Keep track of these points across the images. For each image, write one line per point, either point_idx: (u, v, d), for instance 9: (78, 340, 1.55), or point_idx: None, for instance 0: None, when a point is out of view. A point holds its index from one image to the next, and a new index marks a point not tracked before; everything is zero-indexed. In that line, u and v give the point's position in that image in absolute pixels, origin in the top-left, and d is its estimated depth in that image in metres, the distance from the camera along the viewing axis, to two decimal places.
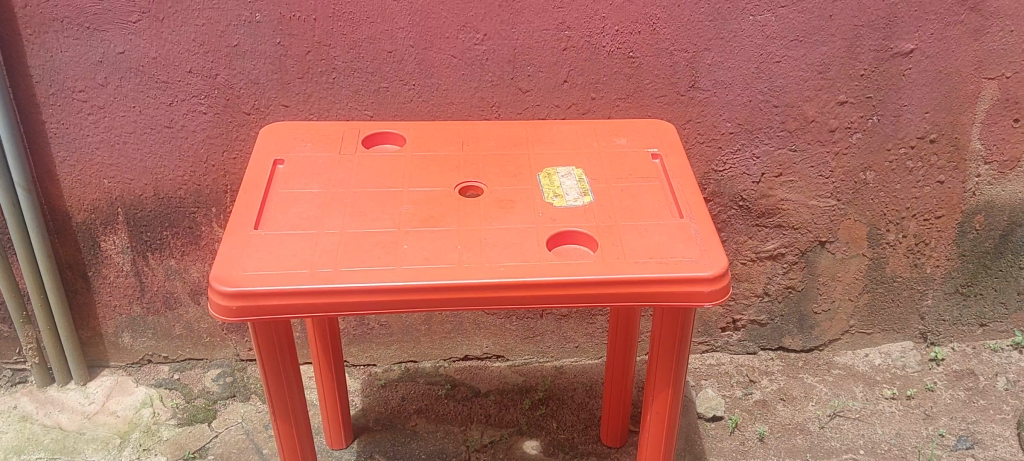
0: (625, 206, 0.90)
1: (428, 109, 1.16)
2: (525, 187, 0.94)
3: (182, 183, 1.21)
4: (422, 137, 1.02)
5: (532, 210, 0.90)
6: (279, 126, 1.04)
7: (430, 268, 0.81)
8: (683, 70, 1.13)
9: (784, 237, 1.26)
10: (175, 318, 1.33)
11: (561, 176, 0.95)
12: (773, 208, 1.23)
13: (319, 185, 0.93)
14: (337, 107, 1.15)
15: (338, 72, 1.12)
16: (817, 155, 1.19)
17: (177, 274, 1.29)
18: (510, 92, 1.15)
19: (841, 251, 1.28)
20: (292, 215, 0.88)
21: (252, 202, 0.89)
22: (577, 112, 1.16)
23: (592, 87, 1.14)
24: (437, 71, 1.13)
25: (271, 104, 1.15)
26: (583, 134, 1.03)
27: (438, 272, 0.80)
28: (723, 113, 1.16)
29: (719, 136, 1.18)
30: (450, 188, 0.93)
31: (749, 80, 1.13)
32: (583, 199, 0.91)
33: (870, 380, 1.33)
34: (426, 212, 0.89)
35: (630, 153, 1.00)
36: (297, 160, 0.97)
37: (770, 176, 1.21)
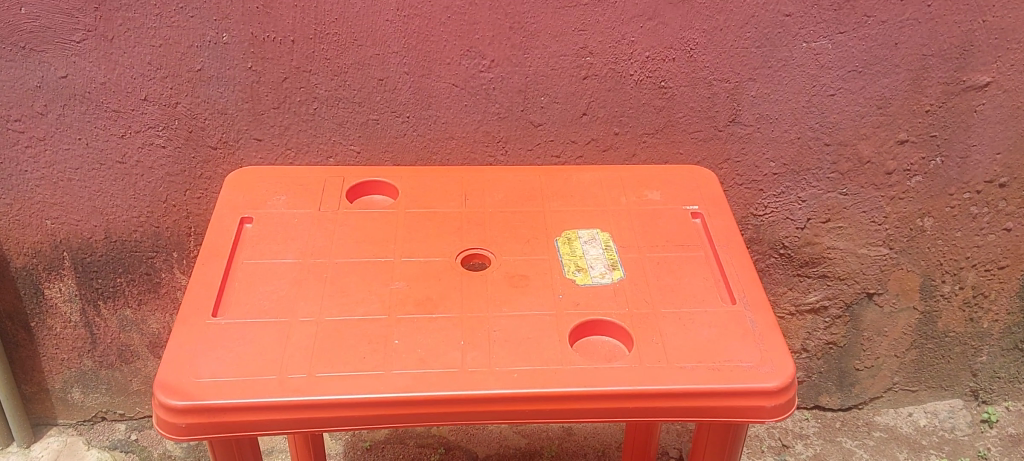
0: (664, 285, 0.75)
1: (425, 144, 0.99)
2: (542, 257, 0.78)
3: (137, 225, 1.04)
4: (417, 188, 0.86)
5: (550, 291, 0.74)
6: (249, 170, 0.88)
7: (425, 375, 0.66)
8: (723, 103, 0.97)
9: (828, 289, 1.11)
10: (131, 372, 1.17)
11: (583, 241, 0.79)
12: (817, 257, 1.08)
13: (294, 253, 0.78)
14: (318, 140, 0.99)
15: (321, 101, 0.96)
16: (869, 198, 1.04)
17: (133, 325, 1.13)
18: (520, 126, 0.98)
19: (890, 303, 1.12)
20: (260, 296, 0.73)
21: (212, 278, 0.74)
22: (598, 149, 1.00)
23: (615, 121, 0.98)
24: (436, 101, 0.96)
25: (242, 137, 0.98)
26: (608, 183, 0.87)
27: (435, 381, 0.66)
28: (766, 151, 1.00)
29: (761, 177, 1.02)
30: (450, 259, 0.77)
31: (798, 115, 0.98)
32: (611, 274, 0.76)
33: (916, 444, 1.18)
34: (421, 293, 0.74)
35: (665, 211, 0.83)
36: (268, 219, 0.82)
37: (816, 222, 1.05)
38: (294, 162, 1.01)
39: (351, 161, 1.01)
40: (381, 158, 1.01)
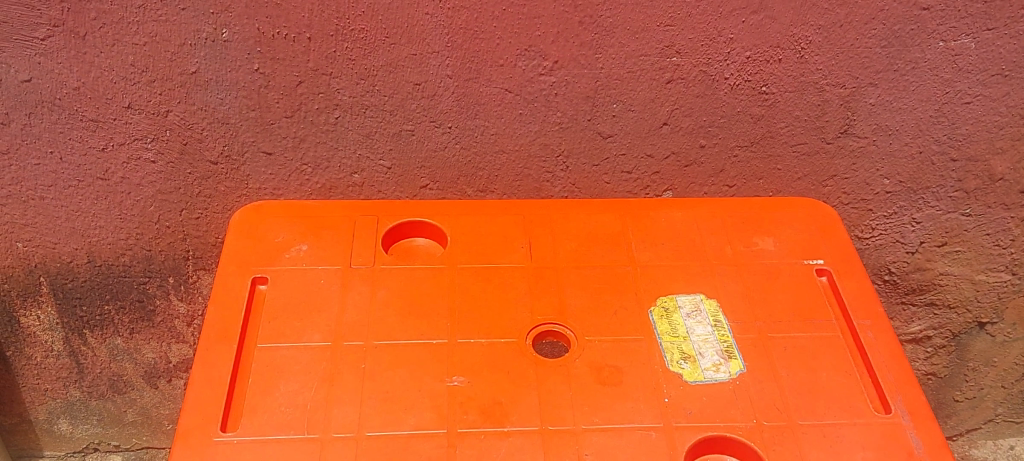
0: (795, 385, 0.59)
1: (469, 158, 0.82)
2: (638, 338, 0.62)
3: (125, 248, 0.88)
4: (472, 233, 0.69)
5: (651, 392, 0.58)
6: (261, 208, 0.71)
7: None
8: (835, 111, 0.79)
9: (934, 318, 0.96)
10: (126, 402, 1.03)
11: (685, 314, 0.63)
12: (927, 284, 0.92)
13: (322, 334, 0.61)
14: (340, 153, 0.81)
15: (344, 109, 0.78)
16: (996, 219, 0.87)
17: (126, 354, 0.98)
18: (586, 137, 0.81)
19: (1003, 333, 0.97)
20: (282, 401, 0.57)
21: (220, 376, 0.59)
22: (679, 163, 0.83)
23: (703, 132, 0.80)
24: (484, 109, 0.78)
25: (247, 150, 0.81)
26: (708, 225, 0.70)
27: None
28: (882, 166, 0.83)
29: (871, 196, 0.85)
30: (521, 342, 0.61)
31: (923, 126, 0.80)
32: (728, 368, 0.60)
33: None
34: (488, 393, 0.58)
35: (783, 268, 0.67)
36: (288, 281, 0.65)
37: (930, 246, 0.89)
38: (312, 178, 0.83)
39: (380, 176, 0.84)
40: (416, 174, 0.84)
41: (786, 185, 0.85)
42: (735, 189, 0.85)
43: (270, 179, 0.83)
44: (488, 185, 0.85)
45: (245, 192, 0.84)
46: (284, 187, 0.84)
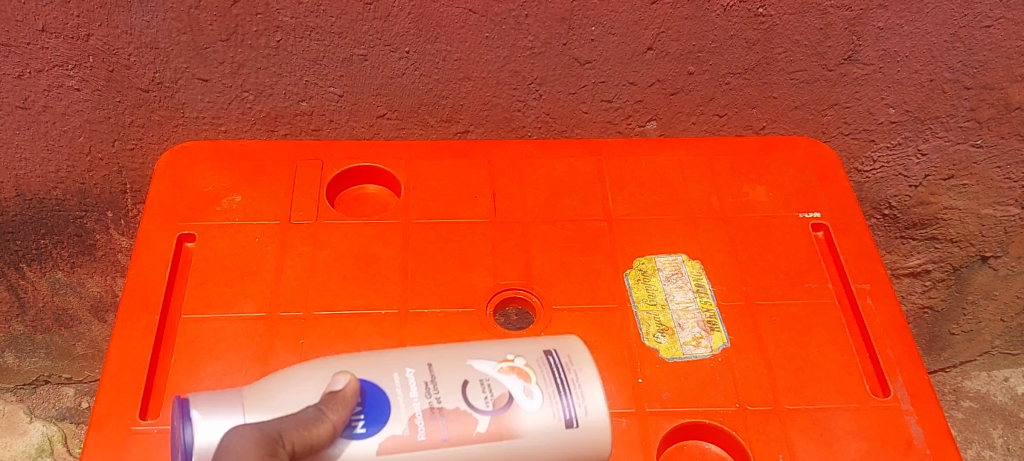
0: (784, 363, 0.53)
1: (431, 86, 0.74)
2: (611, 307, 0.55)
3: (56, 181, 0.80)
4: (429, 181, 0.62)
5: (623, 371, 0.52)
6: (191, 150, 0.63)
7: (528, 371, 0.47)
8: (839, 36, 0.69)
9: (934, 253, 0.89)
10: (74, 337, 0.97)
11: (664, 278, 0.57)
12: (929, 218, 0.86)
13: (255, 303, 0.55)
14: (285, 80, 0.73)
15: (286, 32, 0.68)
16: (1009, 151, 0.79)
17: (68, 289, 0.91)
18: (561, 64, 0.72)
19: (1006, 267, 0.90)
20: (209, 384, 0.51)
21: (138, 354, 0.53)
22: (664, 92, 0.74)
23: (692, 57, 0.71)
24: (446, 32, 0.69)
25: (182, 77, 0.72)
26: (693, 172, 0.63)
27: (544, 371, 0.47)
28: (887, 95, 0.75)
29: (875, 126, 0.77)
30: (481, 312, 0.55)
31: (936, 52, 0.71)
32: (710, 342, 0.54)
33: (1012, 418, 1.01)
34: None
35: (775, 223, 0.60)
36: (219, 238, 0.58)
37: (935, 179, 0.82)
38: (254, 106, 0.75)
39: (331, 105, 0.75)
40: (372, 102, 0.75)
41: (782, 114, 0.77)
42: (726, 119, 0.77)
43: (209, 107, 0.75)
44: (453, 115, 0.77)
45: (182, 122, 0.76)
46: (224, 117, 0.76)
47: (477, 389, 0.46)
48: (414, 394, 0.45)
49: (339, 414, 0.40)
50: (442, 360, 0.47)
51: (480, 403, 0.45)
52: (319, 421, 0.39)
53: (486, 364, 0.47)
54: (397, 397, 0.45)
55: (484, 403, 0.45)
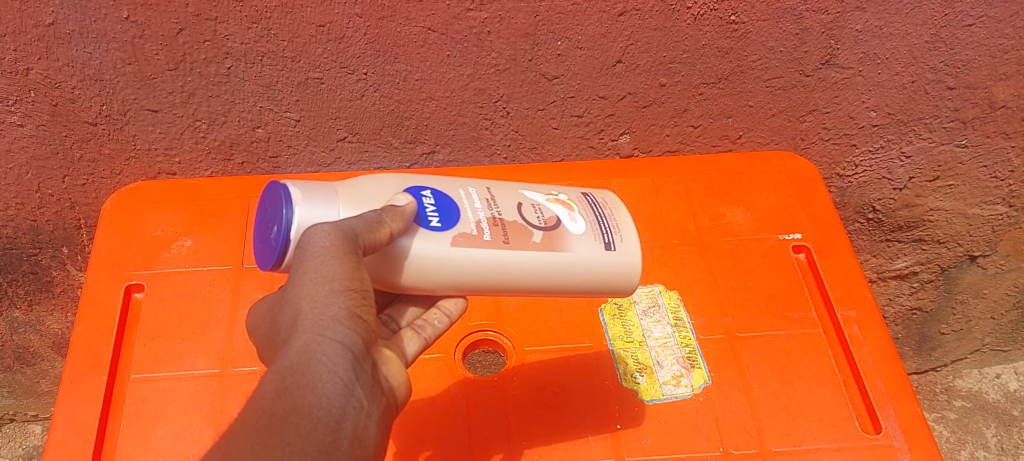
0: (769, 401, 0.50)
1: (392, 107, 0.70)
2: (586, 346, 0.52)
3: (6, 219, 0.76)
4: None
5: (601, 417, 0.49)
6: (137, 192, 0.59)
7: (572, 205, 0.47)
8: (816, 41, 0.66)
9: (921, 254, 0.87)
10: (37, 374, 0.94)
11: (641, 312, 0.54)
12: (915, 220, 0.83)
13: (207, 358, 0.52)
14: (239, 107, 0.69)
15: (236, 58, 0.64)
16: (995, 150, 0.76)
17: (27, 326, 0.88)
18: (527, 80, 0.69)
19: (995, 265, 0.88)
20: (161, 451, 0.48)
21: (85, 419, 0.49)
22: (636, 105, 0.71)
23: (663, 69, 0.68)
24: (405, 51, 0.65)
25: (130, 109, 0.68)
26: (667, 193, 0.60)
27: (584, 207, 0.47)
28: (868, 98, 0.72)
29: (857, 131, 0.75)
30: (448, 358, 0.52)
31: (917, 53, 0.67)
32: (690, 381, 0.51)
33: (1005, 416, 0.99)
34: (408, 429, 0.48)
35: (754, 246, 0.57)
36: (168, 288, 0.55)
37: (920, 181, 0.79)
38: (208, 135, 0.71)
39: (288, 130, 0.71)
40: (331, 126, 0.71)
41: (759, 123, 0.74)
42: (701, 129, 0.74)
43: (161, 138, 0.71)
44: (417, 135, 0.73)
45: (134, 154, 0.72)
46: (177, 147, 0.72)
47: (531, 210, 0.45)
48: (477, 206, 0.44)
49: (400, 224, 0.38)
50: (498, 184, 0.46)
51: (535, 221, 0.45)
52: (381, 224, 0.37)
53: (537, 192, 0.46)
54: (461, 206, 0.43)
55: (539, 218, 0.45)
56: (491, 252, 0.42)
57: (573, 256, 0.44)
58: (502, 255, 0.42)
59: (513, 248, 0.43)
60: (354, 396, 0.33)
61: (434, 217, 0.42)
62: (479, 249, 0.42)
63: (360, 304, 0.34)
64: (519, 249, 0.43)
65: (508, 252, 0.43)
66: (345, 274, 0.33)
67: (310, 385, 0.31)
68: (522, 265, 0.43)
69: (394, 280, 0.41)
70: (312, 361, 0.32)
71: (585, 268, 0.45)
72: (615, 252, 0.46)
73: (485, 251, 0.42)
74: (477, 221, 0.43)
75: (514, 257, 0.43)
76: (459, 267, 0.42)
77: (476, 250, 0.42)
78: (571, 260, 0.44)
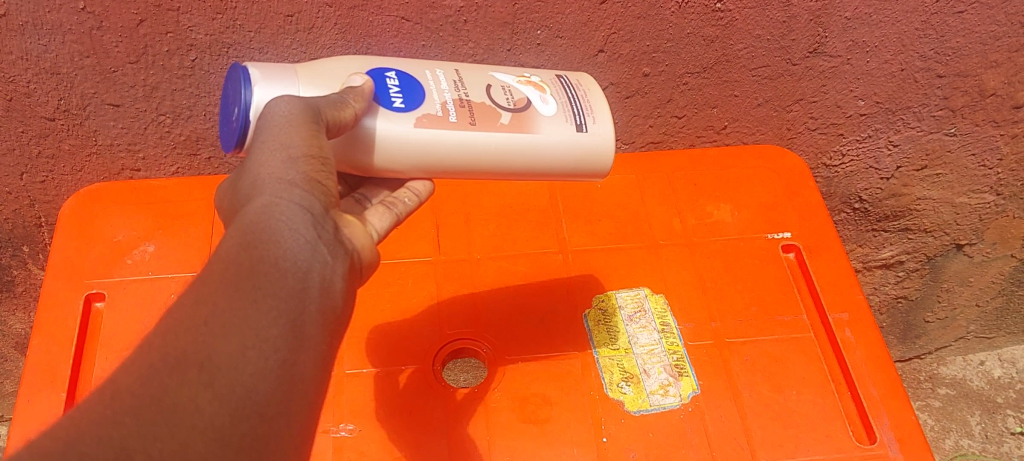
0: (760, 410, 0.48)
1: None
2: (570, 355, 0.50)
3: None
4: None
5: (586, 429, 0.47)
6: (97, 194, 0.57)
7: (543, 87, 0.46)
8: (804, 29, 0.64)
9: (907, 243, 0.86)
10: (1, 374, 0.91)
11: (627, 318, 0.52)
12: (902, 209, 0.82)
13: None
14: (204, 100, 0.66)
15: (200, 50, 0.61)
16: (984, 138, 0.74)
17: None
18: (506, 70, 0.66)
19: (982, 254, 0.86)
20: None
21: (41, 439, 0.47)
22: (618, 95, 0.69)
23: (646, 59, 0.66)
24: (378, 41, 0.62)
25: (89, 103, 0.65)
26: (652, 191, 0.58)
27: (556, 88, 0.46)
28: (856, 87, 0.70)
29: (844, 120, 0.73)
30: (426, 369, 0.49)
31: (907, 40, 0.65)
32: (678, 390, 0.49)
33: (990, 403, 0.98)
34: (384, 446, 0.46)
35: (742, 247, 0.55)
36: (130, 298, 0.52)
37: (908, 170, 0.77)
38: (173, 129, 0.68)
39: None
40: None
41: (744, 113, 0.71)
42: (685, 120, 0.71)
43: (123, 133, 0.68)
44: None
45: (95, 150, 0.69)
46: (141, 142, 0.69)
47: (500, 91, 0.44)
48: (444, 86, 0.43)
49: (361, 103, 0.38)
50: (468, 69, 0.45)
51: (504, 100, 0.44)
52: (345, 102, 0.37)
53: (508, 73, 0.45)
54: (427, 84, 0.42)
55: (507, 99, 0.44)
56: (458, 131, 0.42)
57: (541, 137, 0.44)
58: (469, 134, 0.42)
59: (479, 128, 0.42)
60: (319, 250, 0.32)
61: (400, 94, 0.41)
62: (444, 127, 0.41)
63: (319, 171, 0.33)
64: (486, 128, 0.42)
65: (474, 132, 0.42)
66: (303, 140, 0.33)
67: (273, 240, 0.30)
68: (488, 148, 0.43)
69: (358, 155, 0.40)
70: (276, 218, 0.31)
71: (552, 147, 0.44)
72: (585, 134, 0.45)
73: (451, 131, 0.41)
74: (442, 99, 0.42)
75: (481, 135, 0.42)
76: (426, 144, 0.41)
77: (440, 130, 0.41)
78: (539, 141, 0.44)
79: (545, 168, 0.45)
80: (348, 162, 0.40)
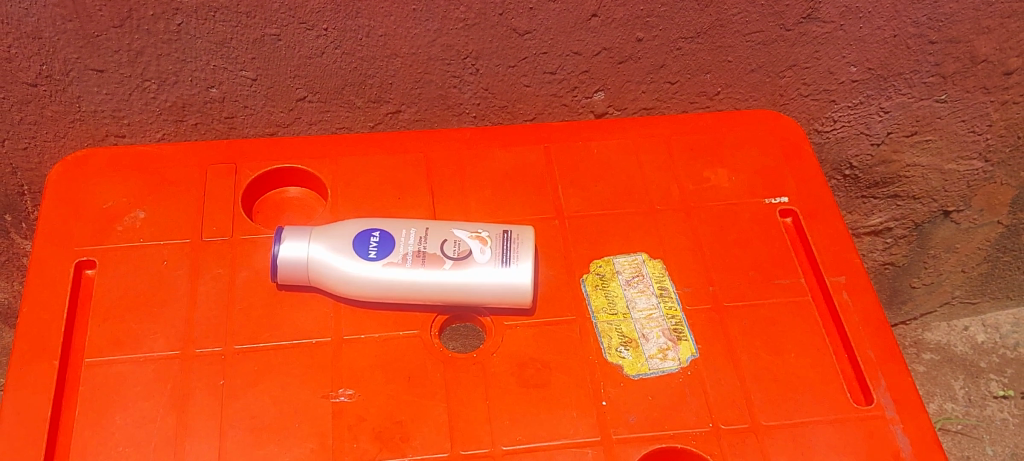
0: (758, 373, 0.48)
1: (355, 65, 0.66)
2: (568, 319, 0.50)
3: None
4: (360, 182, 0.56)
5: (585, 394, 0.47)
6: (84, 160, 0.55)
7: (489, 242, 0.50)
8: None
9: (895, 210, 0.86)
10: None
11: (625, 283, 0.51)
12: (891, 176, 0.82)
13: (167, 339, 0.49)
14: (190, 66, 0.64)
15: (186, 14, 0.60)
16: (974, 105, 0.74)
17: None
18: (497, 35, 0.64)
19: (969, 220, 0.87)
20: (120, 439, 0.45)
21: (36, 407, 0.46)
22: (611, 60, 0.68)
23: (640, 23, 0.65)
24: (367, 5, 0.61)
25: (73, 68, 0.63)
26: (649, 156, 0.57)
27: (497, 241, 0.50)
28: (849, 53, 0.69)
29: (835, 86, 0.72)
30: (424, 335, 0.49)
31: (900, 6, 0.65)
32: (677, 354, 0.49)
33: (973, 368, 0.99)
34: (383, 412, 0.46)
35: (739, 211, 0.55)
36: (122, 265, 0.51)
37: (897, 136, 0.77)
38: (158, 96, 0.67)
39: (244, 90, 0.67)
40: (289, 85, 0.67)
41: (737, 79, 0.71)
42: (678, 86, 0.71)
43: (107, 100, 0.66)
44: (382, 94, 0.69)
45: (79, 117, 0.68)
46: (125, 109, 0.67)
47: (452, 245, 0.49)
48: (409, 246, 0.49)
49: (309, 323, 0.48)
50: (436, 223, 0.51)
51: (451, 252, 0.49)
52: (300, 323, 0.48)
53: (466, 228, 0.50)
54: (394, 245, 0.49)
55: (456, 252, 0.49)
56: (405, 273, 0.48)
57: (474, 279, 0.48)
58: (416, 276, 0.48)
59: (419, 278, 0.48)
60: None
61: (373, 246, 0.49)
62: (396, 271, 0.48)
63: None
64: (433, 272, 0.48)
65: (419, 275, 0.48)
66: None
67: None
68: (428, 287, 0.49)
69: (326, 284, 0.49)
70: None
71: (483, 289, 0.48)
72: (511, 273, 0.48)
73: (401, 273, 0.48)
74: (404, 252, 0.49)
75: (427, 278, 0.49)
76: (378, 282, 0.48)
77: (393, 271, 0.48)
78: (472, 284, 0.48)
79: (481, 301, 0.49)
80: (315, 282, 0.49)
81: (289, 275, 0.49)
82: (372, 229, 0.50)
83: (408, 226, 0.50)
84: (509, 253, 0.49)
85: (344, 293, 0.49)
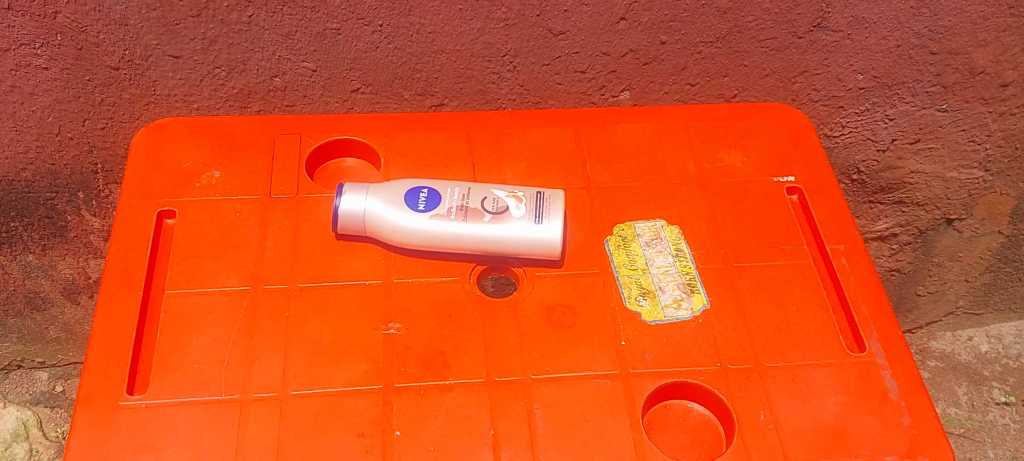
0: (763, 323, 0.54)
1: (405, 59, 0.70)
2: (593, 272, 0.56)
3: (26, 162, 0.76)
4: (409, 153, 0.62)
5: (607, 334, 0.53)
6: (166, 128, 0.63)
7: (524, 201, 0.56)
8: (809, 3, 0.69)
9: (900, 216, 0.92)
10: (46, 320, 0.94)
11: (645, 243, 0.58)
12: (896, 182, 0.87)
13: (239, 276, 0.55)
14: (258, 55, 0.68)
15: (257, 6, 0.64)
16: (973, 115, 0.79)
17: (41, 271, 0.88)
18: (534, 35, 0.69)
19: (970, 229, 0.92)
20: (197, 358, 0.51)
21: (126, 330, 0.53)
22: (637, 62, 0.73)
23: (664, 27, 0.70)
24: (419, 4, 0.65)
25: (152, 54, 0.67)
26: (668, 139, 0.64)
27: (531, 200, 0.56)
28: (856, 61, 0.74)
29: (843, 92, 0.77)
30: (464, 281, 0.55)
31: (903, 18, 0.70)
32: (690, 304, 0.55)
33: (977, 376, 1.04)
34: (428, 342, 0.52)
35: (750, 187, 0.61)
36: (199, 216, 0.58)
37: (902, 143, 0.83)
38: (227, 82, 0.70)
39: (305, 80, 0.71)
40: (346, 77, 0.71)
41: (753, 83, 0.76)
42: (698, 88, 0.76)
43: (180, 84, 0.70)
44: (427, 88, 0.73)
45: (153, 100, 0.71)
46: (196, 94, 0.71)
47: (491, 203, 0.56)
48: (453, 202, 0.56)
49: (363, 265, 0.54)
50: (477, 184, 0.57)
51: (490, 208, 0.55)
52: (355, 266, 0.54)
53: (504, 189, 0.57)
54: (441, 201, 0.56)
55: (495, 208, 0.55)
56: (449, 224, 0.55)
57: (511, 232, 0.55)
58: (459, 227, 0.55)
59: (462, 229, 0.54)
60: None
61: (422, 200, 0.55)
62: (441, 223, 0.55)
63: None
64: (473, 224, 0.55)
65: (461, 226, 0.55)
66: None
67: None
68: (470, 237, 0.55)
69: (382, 235, 0.55)
70: None
71: (518, 241, 0.55)
72: (543, 227, 0.55)
73: (446, 224, 0.55)
74: (448, 207, 0.56)
75: (468, 229, 0.55)
76: (425, 232, 0.55)
77: (439, 223, 0.55)
78: (509, 236, 0.55)
79: (517, 252, 0.55)
80: (372, 233, 0.56)
81: (348, 225, 0.56)
82: (421, 187, 0.56)
83: (453, 185, 0.57)
84: (542, 210, 0.55)
85: (396, 243, 0.56)
